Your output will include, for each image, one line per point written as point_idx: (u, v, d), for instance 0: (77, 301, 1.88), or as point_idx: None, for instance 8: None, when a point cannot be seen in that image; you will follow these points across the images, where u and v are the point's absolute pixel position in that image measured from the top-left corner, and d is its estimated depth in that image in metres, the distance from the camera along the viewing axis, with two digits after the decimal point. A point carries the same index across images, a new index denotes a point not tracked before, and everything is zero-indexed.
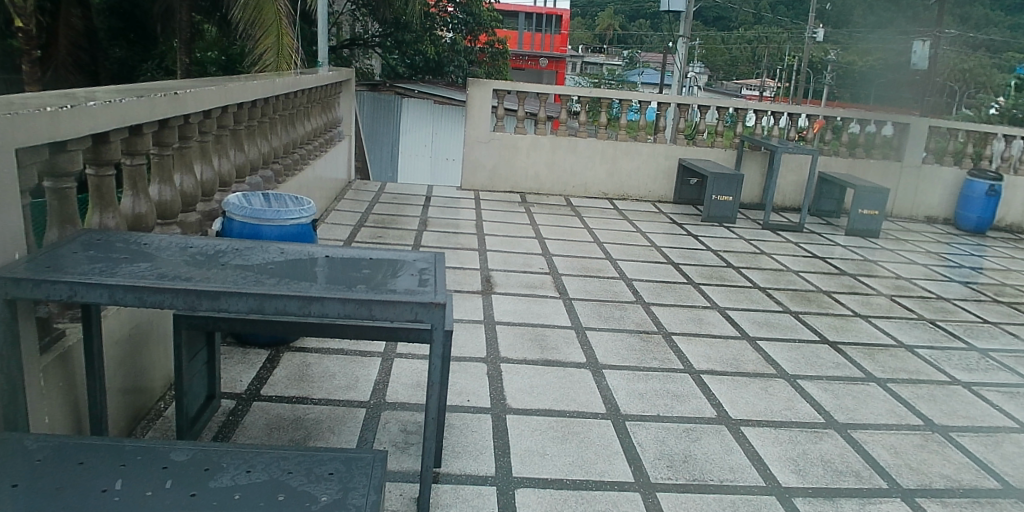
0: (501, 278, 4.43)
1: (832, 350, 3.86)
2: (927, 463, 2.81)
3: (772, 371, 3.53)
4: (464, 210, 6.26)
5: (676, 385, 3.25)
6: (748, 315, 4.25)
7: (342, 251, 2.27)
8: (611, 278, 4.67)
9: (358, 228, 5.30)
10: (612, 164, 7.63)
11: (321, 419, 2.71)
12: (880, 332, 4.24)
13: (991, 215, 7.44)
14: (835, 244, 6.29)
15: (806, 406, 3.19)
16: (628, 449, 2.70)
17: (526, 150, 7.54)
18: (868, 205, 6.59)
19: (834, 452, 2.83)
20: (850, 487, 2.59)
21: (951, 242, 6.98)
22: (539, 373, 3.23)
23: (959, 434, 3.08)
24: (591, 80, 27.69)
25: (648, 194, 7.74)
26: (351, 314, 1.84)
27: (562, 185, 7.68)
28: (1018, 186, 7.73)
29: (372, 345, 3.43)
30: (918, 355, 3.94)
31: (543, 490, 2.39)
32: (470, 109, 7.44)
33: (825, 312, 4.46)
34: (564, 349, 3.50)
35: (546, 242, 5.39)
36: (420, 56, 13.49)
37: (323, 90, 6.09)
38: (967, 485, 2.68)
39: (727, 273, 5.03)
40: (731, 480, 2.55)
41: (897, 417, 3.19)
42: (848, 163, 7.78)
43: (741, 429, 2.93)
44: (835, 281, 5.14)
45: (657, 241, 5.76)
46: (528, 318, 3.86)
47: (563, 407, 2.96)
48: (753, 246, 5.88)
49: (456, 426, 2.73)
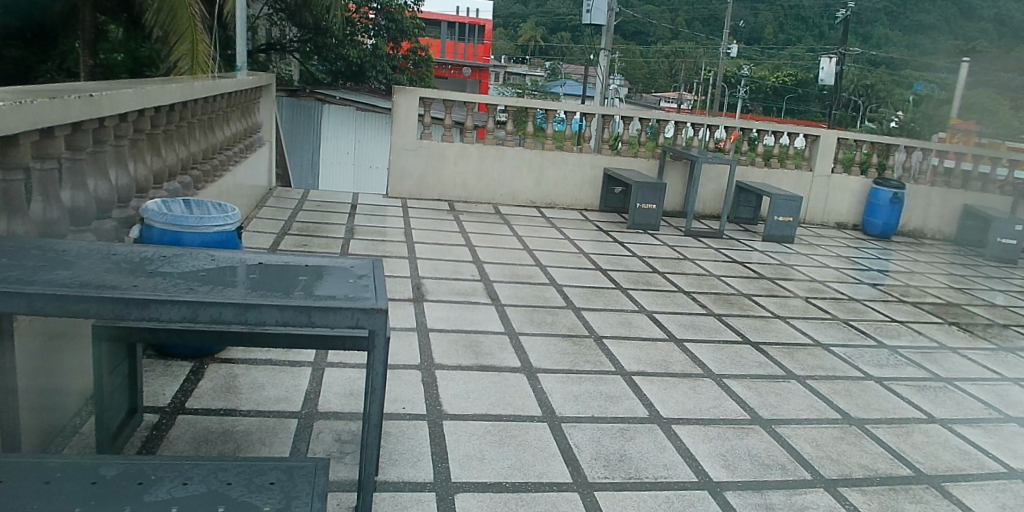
0: (433, 286, 4.38)
1: (754, 350, 4.03)
2: (847, 454, 3.03)
3: (700, 371, 3.64)
4: (391, 218, 6.18)
5: (610, 387, 3.31)
6: (675, 317, 4.37)
7: (276, 259, 2.20)
8: (542, 284, 4.70)
9: (282, 235, 5.13)
10: (538, 173, 7.71)
11: (251, 431, 2.62)
12: (799, 332, 4.46)
13: (894, 220, 7.98)
14: (753, 249, 6.57)
15: (734, 404, 3.33)
16: (565, 450, 2.73)
17: (454, 158, 7.51)
18: (784, 212, 6.89)
19: (760, 447, 2.98)
20: (777, 479, 2.75)
21: (860, 247, 7.42)
22: (474, 379, 3.21)
23: (874, 426, 3.34)
24: (514, 90, 28.11)
25: (575, 202, 7.85)
26: (289, 321, 1.78)
27: (490, 193, 7.68)
28: (918, 195, 8.35)
29: (301, 355, 3.33)
30: (833, 353, 4.19)
31: (484, 494, 2.39)
32: (397, 116, 7.36)
33: (746, 314, 4.64)
34: (498, 354, 3.50)
35: (476, 249, 5.38)
36: (342, 62, 13.22)
37: (243, 96, 5.91)
38: (884, 473, 2.92)
39: (654, 278, 5.16)
40: (665, 477, 2.65)
41: (818, 411, 3.40)
42: (764, 173, 8.16)
43: (672, 427, 3.03)
44: (753, 285, 5.35)
45: (584, 247, 5.85)
46: (461, 324, 3.83)
47: (499, 412, 2.95)
48: (677, 252, 6.04)
49: (391, 434, 2.69)
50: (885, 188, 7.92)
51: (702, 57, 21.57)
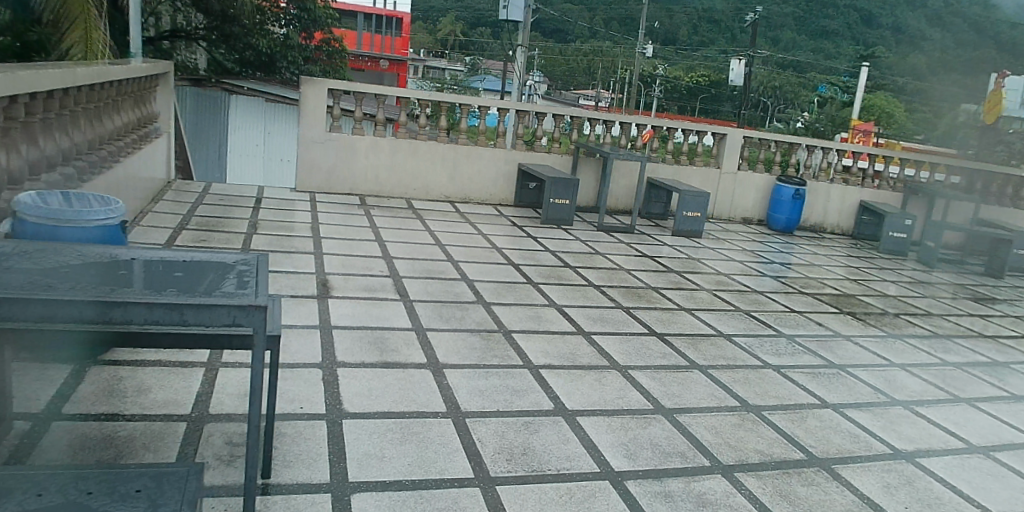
0: (339, 282, 4.27)
1: (659, 341, 4.12)
2: (744, 440, 3.14)
3: (606, 362, 3.70)
4: (299, 213, 6.00)
5: (516, 381, 3.31)
6: (584, 311, 4.42)
7: (153, 254, 2.08)
8: (453, 279, 4.66)
9: (179, 231, 4.89)
10: (452, 167, 7.64)
11: (134, 437, 2.47)
12: (703, 323, 4.59)
13: (796, 216, 8.37)
14: (663, 243, 6.73)
15: (638, 394, 3.40)
16: (468, 445, 2.71)
17: (365, 152, 7.35)
18: (692, 208, 7.10)
19: (662, 436, 3.05)
20: (677, 467, 2.82)
21: (764, 241, 7.73)
22: (377, 376, 3.14)
23: (770, 413, 3.47)
24: (433, 85, 27.86)
25: (490, 197, 7.83)
26: (160, 320, 1.69)
27: (402, 188, 7.56)
28: (817, 192, 8.78)
29: (193, 355, 3.18)
30: (735, 343, 4.34)
31: (382, 493, 2.34)
32: (305, 108, 7.16)
33: (653, 307, 4.74)
34: (404, 351, 3.44)
35: (386, 245, 5.28)
36: (251, 51, 12.65)
37: (137, 83, 5.59)
38: (778, 458, 3.03)
39: (565, 272, 5.20)
40: (568, 468, 2.66)
41: (718, 399, 3.51)
42: (674, 169, 8.36)
43: (577, 419, 3.06)
44: (662, 279, 5.48)
45: (498, 242, 5.85)
46: (366, 321, 3.74)
47: (401, 409, 2.90)
48: (589, 247, 6.12)
49: (287, 435, 2.59)
50: (788, 185, 8.29)
51: (619, 55, 22.00)
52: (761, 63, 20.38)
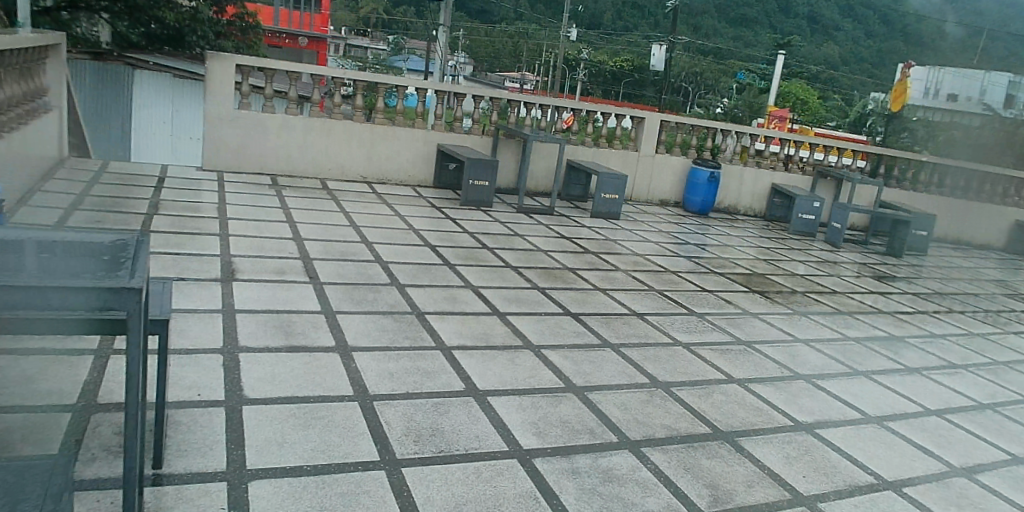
0: (245, 265, 4.12)
1: (573, 321, 4.17)
2: (651, 415, 3.22)
3: (520, 342, 3.72)
4: (207, 193, 5.75)
5: (427, 363, 3.28)
6: (500, 292, 4.42)
7: (17, 231, 1.92)
8: (366, 261, 4.58)
9: (72, 211, 4.61)
10: (368, 147, 7.49)
11: (11, 430, 2.32)
12: (617, 302, 4.68)
13: (711, 198, 8.62)
14: (582, 225, 6.81)
15: (549, 373, 3.43)
16: (374, 427, 2.67)
17: (276, 130, 7.11)
18: (610, 189, 7.21)
19: (572, 413, 3.09)
20: (585, 443, 2.86)
21: (680, 223, 7.93)
22: (282, 361, 3.06)
23: (678, 389, 3.56)
24: (355, 64, 27.14)
25: (408, 177, 7.72)
26: (20, 303, 1.56)
27: (316, 167, 7.36)
28: (732, 174, 9.06)
29: (82, 342, 3.01)
30: (648, 322, 4.44)
31: (281, 479, 2.28)
32: (210, 83, 6.87)
33: (569, 287, 4.80)
34: (311, 334, 3.36)
35: (298, 226, 5.13)
36: (156, 21, 12.23)
37: (23, 52, 5.21)
38: (683, 432, 3.12)
39: (483, 254, 5.19)
40: (475, 448, 2.66)
41: (628, 377, 3.58)
42: (594, 152, 8.44)
43: (487, 399, 3.06)
44: (578, 260, 5.54)
45: (415, 224, 5.78)
46: (273, 304, 3.63)
47: (306, 394, 2.83)
48: (508, 229, 6.13)
49: (182, 424, 2.49)
50: (703, 168, 8.54)
51: (544, 37, 21.99)
52: (682, 48, 20.90)
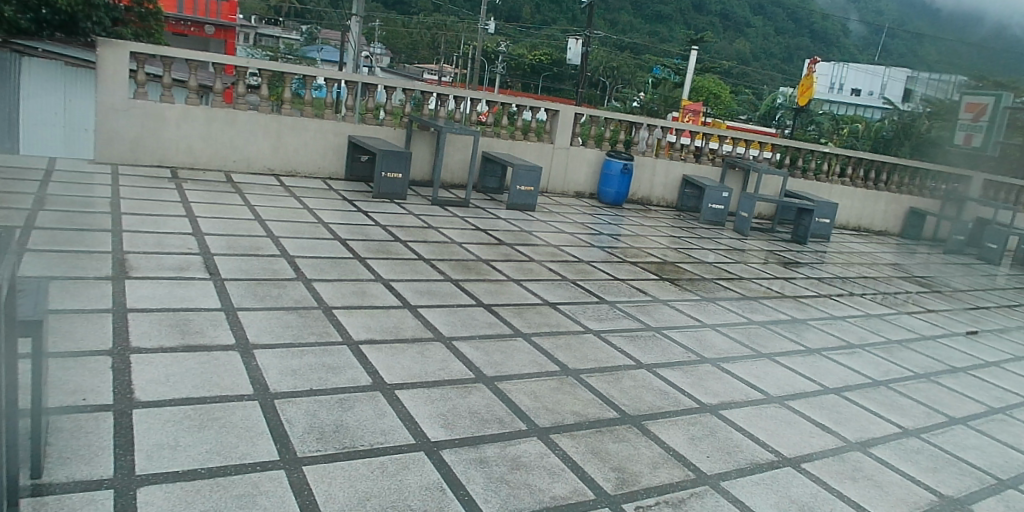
0: (140, 262, 3.94)
1: (485, 312, 4.19)
2: (560, 403, 3.27)
3: (430, 335, 3.71)
4: (100, 187, 5.45)
5: (332, 358, 3.23)
6: (411, 285, 4.39)
7: None
8: (272, 256, 4.45)
9: None
10: (276, 138, 7.28)
11: None
12: (530, 293, 4.73)
13: (624, 189, 8.83)
14: (498, 217, 6.83)
15: (459, 364, 3.43)
16: (276, 426, 2.61)
17: (176, 121, 6.81)
18: (525, 181, 7.26)
19: (481, 404, 3.11)
20: (493, 433, 2.88)
21: (595, 214, 8.08)
22: (177, 361, 2.94)
23: (588, 375, 3.64)
24: (266, 54, 26.22)
25: (318, 170, 7.55)
26: None
27: (220, 160, 7.09)
28: (644, 166, 9.29)
29: None
30: (560, 311, 4.51)
31: (173, 484, 2.19)
32: (102, 71, 6.52)
33: (483, 279, 4.81)
34: (209, 332, 3.25)
35: (199, 221, 4.94)
36: None
37: None
38: (591, 418, 3.19)
39: (395, 247, 5.14)
40: (380, 442, 2.64)
41: (539, 365, 3.63)
42: (510, 144, 8.46)
43: (394, 393, 3.03)
44: (492, 251, 5.57)
45: (325, 217, 5.66)
46: (168, 302, 3.49)
47: (202, 394, 2.73)
48: (422, 222, 6.09)
49: (64, 430, 2.36)
50: (617, 160, 8.73)
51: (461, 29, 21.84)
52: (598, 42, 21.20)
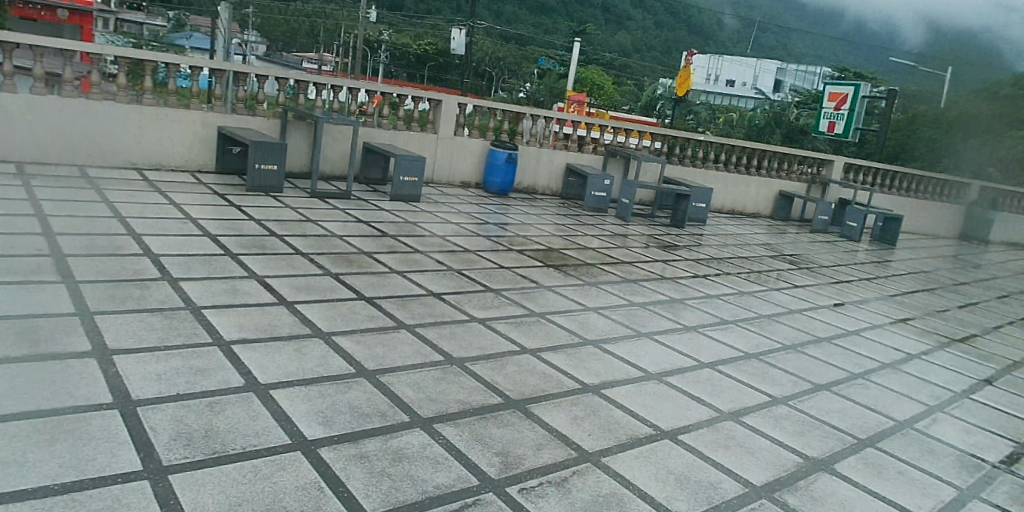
0: None
1: (367, 305, 4.13)
2: (443, 392, 3.29)
3: (308, 331, 3.62)
4: None
5: (201, 360, 3.09)
6: (288, 281, 4.26)
7: None
8: (134, 255, 4.19)
9: None
10: (137, 130, 6.84)
11: None
12: (413, 284, 4.71)
13: (508, 179, 8.93)
14: (382, 209, 6.74)
15: (339, 360, 3.37)
16: (137, 435, 2.47)
17: (20, 111, 6.24)
18: (408, 172, 7.20)
19: (362, 398, 3.07)
20: (374, 427, 2.86)
21: (481, 204, 8.13)
22: (22, 372, 2.72)
23: (472, 363, 3.67)
24: (127, 41, 24.37)
25: (185, 162, 7.17)
26: None
27: (73, 153, 6.58)
28: (529, 155, 9.43)
29: None
30: (444, 301, 4.52)
31: (19, 504, 2.04)
32: None
33: (364, 271, 4.74)
34: (59, 339, 3.02)
35: (49, 219, 4.56)
36: None
37: None
38: (475, 405, 3.22)
39: (271, 242, 4.96)
40: (254, 445, 2.56)
41: (422, 356, 3.63)
42: (393, 134, 8.36)
43: (269, 392, 2.94)
44: (376, 244, 5.49)
45: (194, 213, 5.38)
46: (11, 309, 3.21)
47: (52, 406, 2.55)
48: (301, 215, 5.91)
49: None
50: (501, 149, 8.80)
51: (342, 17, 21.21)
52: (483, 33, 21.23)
